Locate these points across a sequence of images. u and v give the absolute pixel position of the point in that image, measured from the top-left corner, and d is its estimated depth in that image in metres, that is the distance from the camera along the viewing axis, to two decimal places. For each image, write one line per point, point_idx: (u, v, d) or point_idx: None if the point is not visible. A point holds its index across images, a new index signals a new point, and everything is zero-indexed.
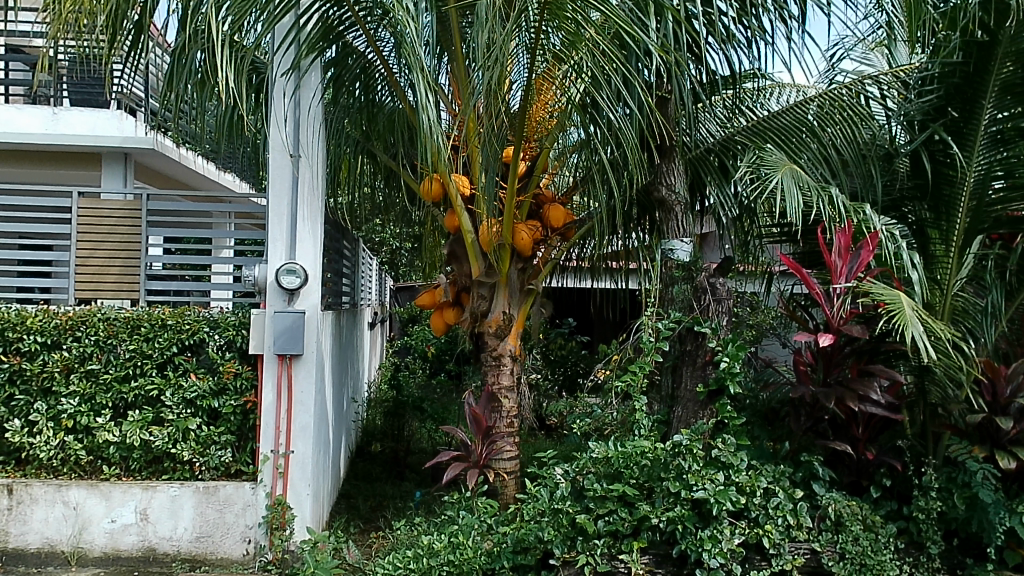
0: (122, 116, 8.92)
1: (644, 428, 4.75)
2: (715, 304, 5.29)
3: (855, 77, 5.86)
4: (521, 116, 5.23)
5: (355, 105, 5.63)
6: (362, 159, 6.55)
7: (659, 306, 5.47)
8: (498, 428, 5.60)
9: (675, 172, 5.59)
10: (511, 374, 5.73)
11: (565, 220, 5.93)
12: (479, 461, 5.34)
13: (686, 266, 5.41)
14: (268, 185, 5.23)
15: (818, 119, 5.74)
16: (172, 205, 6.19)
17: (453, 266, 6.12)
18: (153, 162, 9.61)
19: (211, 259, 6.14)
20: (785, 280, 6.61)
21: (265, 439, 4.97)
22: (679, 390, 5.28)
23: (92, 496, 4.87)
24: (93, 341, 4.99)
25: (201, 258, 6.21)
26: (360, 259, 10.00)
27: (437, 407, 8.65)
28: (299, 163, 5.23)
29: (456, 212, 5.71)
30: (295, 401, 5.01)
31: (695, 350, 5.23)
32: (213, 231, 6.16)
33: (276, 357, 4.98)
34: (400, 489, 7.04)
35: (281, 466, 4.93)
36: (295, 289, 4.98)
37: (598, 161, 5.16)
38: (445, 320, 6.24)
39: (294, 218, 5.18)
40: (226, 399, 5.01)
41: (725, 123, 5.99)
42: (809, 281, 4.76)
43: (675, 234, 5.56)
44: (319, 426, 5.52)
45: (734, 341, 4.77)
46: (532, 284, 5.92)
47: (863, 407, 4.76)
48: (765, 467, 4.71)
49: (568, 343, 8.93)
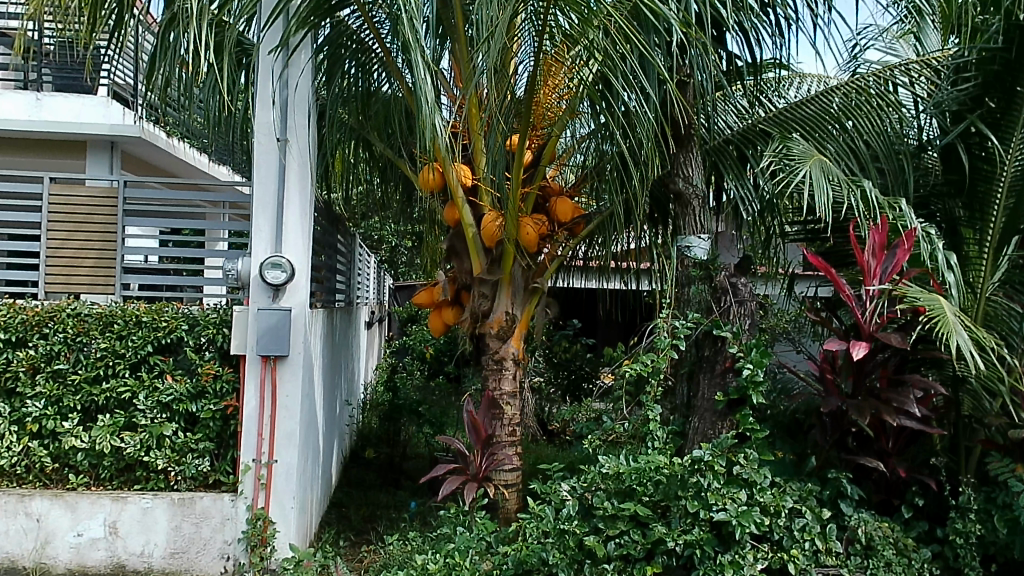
0: (111, 103, 8.50)
1: (659, 441, 4.40)
2: (738, 306, 4.85)
3: (882, 66, 5.54)
4: (528, 102, 4.90)
5: (351, 91, 5.26)
6: (357, 148, 6.15)
7: (675, 308, 5.05)
8: (500, 437, 5.23)
9: (692, 163, 5.14)
10: (513, 378, 5.34)
11: (573, 214, 5.52)
12: (478, 474, 4.89)
13: (704, 265, 4.92)
14: (253, 172, 4.79)
15: (844, 108, 5.37)
16: (150, 192, 5.79)
17: (452, 261, 5.71)
18: (141, 151, 9.24)
19: (201, 253, 5.82)
20: (804, 280, 6.26)
21: (246, 446, 4.57)
22: (696, 399, 4.77)
23: (57, 507, 4.49)
24: (62, 339, 4.60)
25: (183, 251, 5.82)
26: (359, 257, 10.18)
27: (435, 410, 8.32)
28: (287, 147, 4.80)
29: (457, 205, 5.31)
30: (279, 407, 4.60)
31: (714, 356, 4.76)
32: (207, 223, 5.84)
33: (259, 357, 4.58)
34: (396, 498, 6.69)
35: (264, 477, 4.53)
36: (280, 285, 4.56)
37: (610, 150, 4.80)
38: (444, 320, 5.83)
39: (282, 207, 4.76)
40: (204, 403, 4.61)
41: (744, 115, 5.62)
42: (839, 281, 4.40)
43: (691, 230, 5.08)
44: (307, 431, 5.12)
45: (758, 347, 4.38)
46: (538, 283, 5.52)
47: (898, 422, 4.36)
48: (790, 484, 4.33)
49: (572, 346, 8.40)
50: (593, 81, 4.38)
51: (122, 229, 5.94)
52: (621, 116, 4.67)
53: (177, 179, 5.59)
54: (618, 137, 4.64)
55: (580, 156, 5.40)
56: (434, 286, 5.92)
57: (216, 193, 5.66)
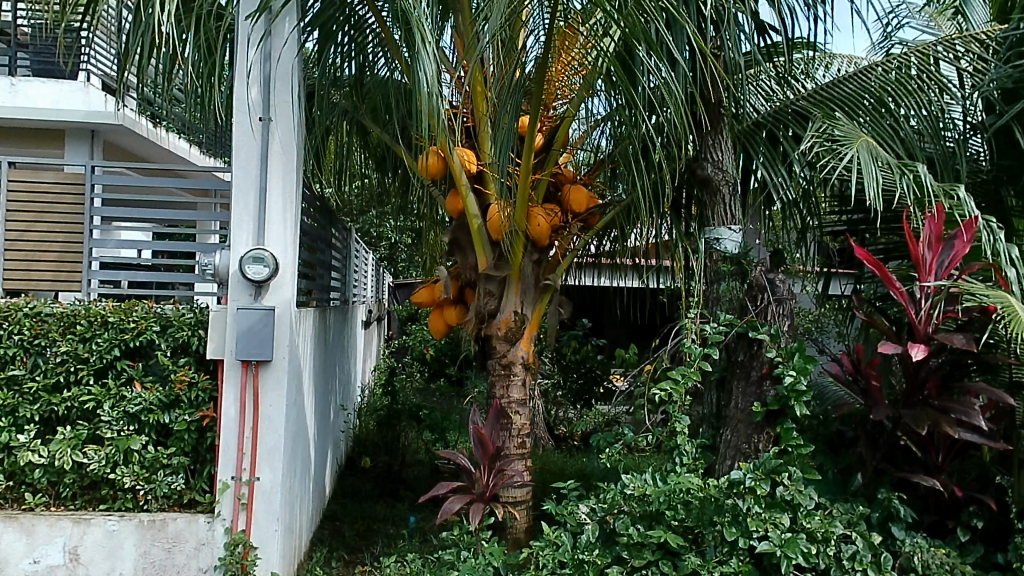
0: (90, 89, 8.06)
1: (688, 457, 3.95)
2: (776, 305, 4.26)
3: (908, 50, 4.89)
4: (540, 79, 4.38)
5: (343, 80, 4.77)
6: (356, 145, 5.73)
7: (703, 307, 4.53)
8: (508, 450, 4.75)
9: (723, 146, 4.62)
10: (522, 385, 4.85)
11: (587, 204, 5.03)
12: (484, 495, 4.26)
13: (736, 259, 4.38)
14: (232, 155, 4.27)
15: (889, 88, 4.81)
16: (123, 180, 5.32)
17: (455, 256, 5.23)
18: (124, 140, 8.77)
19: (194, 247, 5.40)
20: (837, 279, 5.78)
21: (225, 463, 4.08)
22: (728, 409, 4.24)
23: (10, 531, 3.99)
24: (17, 341, 4.11)
25: (162, 245, 5.37)
26: (359, 251, 10.09)
27: (436, 415, 7.85)
28: (270, 127, 4.28)
29: (461, 193, 4.82)
30: (262, 418, 4.11)
31: (749, 361, 4.18)
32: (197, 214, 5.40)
33: (239, 362, 4.09)
34: (394, 511, 6.22)
35: (244, 496, 4.06)
36: (262, 281, 4.08)
37: (630, 134, 4.33)
38: (446, 321, 5.34)
39: (263, 194, 4.22)
40: (178, 413, 4.13)
41: (772, 96, 5.19)
42: (890, 276, 3.92)
43: (721, 220, 4.58)
44: (295, 444, 4.62)
45: (800, 351, 3.89)
46: (549, 279, 5.02)
47: (960, 436, 3.84)
48: (836, 506, 3.84)
49: (583, 347, 7.86)
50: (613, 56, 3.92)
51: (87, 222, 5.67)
52: (644, 94, 4.19)
53: (152, 165, 5.10)
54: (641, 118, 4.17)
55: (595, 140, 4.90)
56: (434, 282, 5.41)
57: (196, 181, 5.16)
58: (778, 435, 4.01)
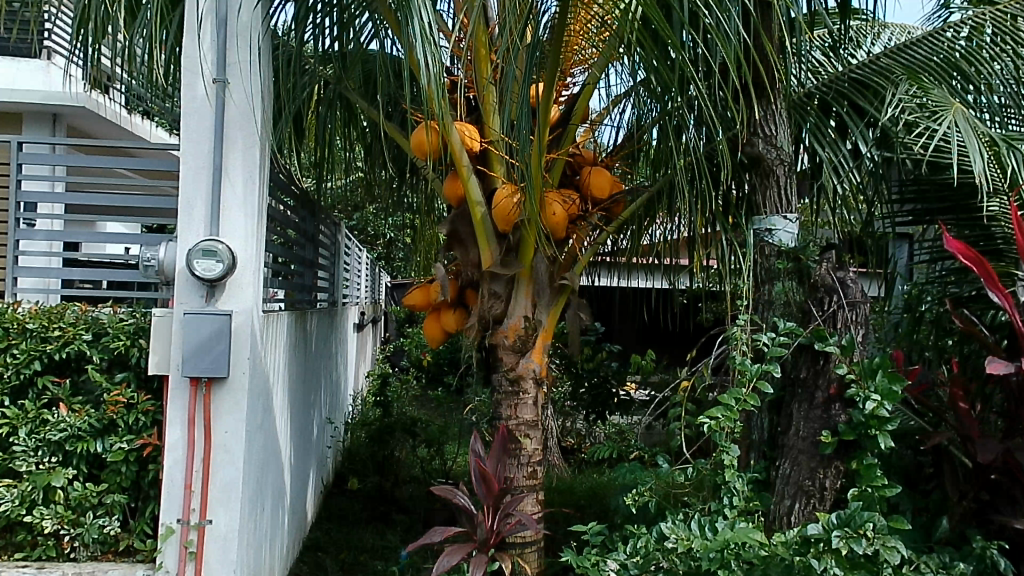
0: (52, 68, 7.35)
1: (739, 497, 3.20)
2: (846, 311, 3.45)
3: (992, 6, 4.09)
4: (557, 38, 3.57)
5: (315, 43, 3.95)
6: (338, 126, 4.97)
7: (752, 314, 3.77)
8: (516, 481, 4.03)
9: (778, 118, 3.80)
10: (535, 404, 4.10)
11: (611, 189, 4.27)
12: (488, 540, 3.51)
13: (792, 253, 3.62)
14: (179, 125, 3.50)
15: (968, 53, 4.00)
16: (56, 157, 4.38)
17: (454, 251, 4.47)
18: (89, 124, 8.07)
19: (139, 238, 4.41)
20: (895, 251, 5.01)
21: (170, 502, 3.32)
22: (786, 437, 3.47)
23: None
24: None
25: (129, 237, 4.48)
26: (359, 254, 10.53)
27: (433, 429, 7.06)
28: (227, 92, 3.50)
29: (460, 175, 4.03)
30: (216, 448, 3.34)
31: (812, 380, 3.38)
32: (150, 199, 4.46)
33: (188, 380, 3.33)
34: (384, 541, 5.47)
35: (193, 544, 3.29)
36: (215, 280, 3.32)
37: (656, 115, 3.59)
38: (443, 327, 4.57)
39: (218, 173, 3.44)
40: (113, 441, 3.39)
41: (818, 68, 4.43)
42: (993, 276, 3.15)
43: (773, 207, 3.80)
44: (261, 474, 3.86)
45: (885, 368, 3.12)
46: (566, 279, 4.24)
47: None
48: (926, 562, 3.09)
49: (597, 355, 7.00)
50: (649, 9, 3.13)
51: (14, 208, 4.67)
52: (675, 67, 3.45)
53: (92, 142, 4.28)
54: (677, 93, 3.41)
55: (619, 116, 4.14)
56: (430, 282, 4.67)
57: (143, 160, 4.24)
58: (853, 471, 3.26)
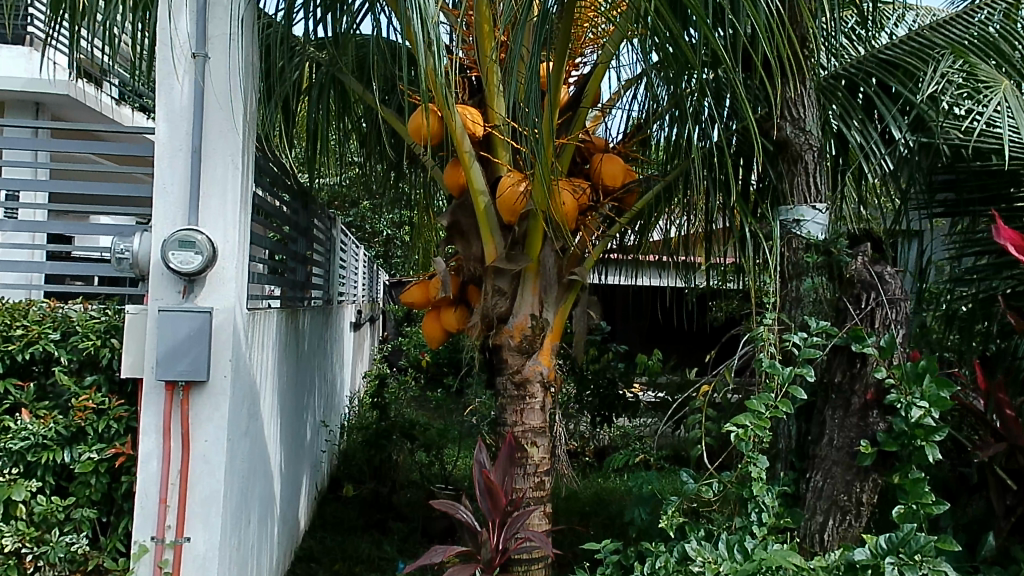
0: (34, 53, 7.05)
1: (767, 514, 2.92)
2: (886, 309, 3.11)
3: None
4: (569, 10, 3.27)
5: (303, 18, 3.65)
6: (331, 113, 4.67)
7: (778, 313, 3.48)
8: (522, 493, 3.74)
9: (806, 100, 3.51)
10: (542, 409, 3.81)
11: (624, 178, 3.97)
12: (494, 559, 3.21)
13: (822, 247, 3.33)
14: (155, 105, 3.20)
15: (1005, 32, 3.71)
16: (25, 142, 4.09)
17: (455, 245, 4.18)
18: (73, 113, 7.79)
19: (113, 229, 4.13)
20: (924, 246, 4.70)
21: (144, 518, 3.03)
22: (816, 447, 3.19)
23: None
24: None
25: (104, 228, 4.20)
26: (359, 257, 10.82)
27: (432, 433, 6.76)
28: (207, 69, 3.20)
29: (463, 161, 3.69)
30: (194, 457, 3.05)
31: (849, 385, 3.09)
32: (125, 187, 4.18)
33: (164, 384, 3.04)
34: (381, 552, 5.18)
35: (168, 564, 2.99)
36: (193, 273, 3.02)
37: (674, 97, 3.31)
38: (444, 327, 4.27)
39: (196, 157, 3.13)
40: (81, 451, 3.13)
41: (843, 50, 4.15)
42: None
43: (801, 196, 3.50)
44: (247, 484, 3.56)
45: (931, 372, 2.83)
46: (575, 275, 3.95)
47: None
48: None
49: (603, 355, 6.69)
50: None
51: None
52: (695, 44, 3.16)
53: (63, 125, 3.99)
54: (699, 72, 3.12)
55: (631, 99, 3.85)
56: (430, 279, 4.37)
57: (116, 144, 3.95)
58: (892, 485, 2.98)
